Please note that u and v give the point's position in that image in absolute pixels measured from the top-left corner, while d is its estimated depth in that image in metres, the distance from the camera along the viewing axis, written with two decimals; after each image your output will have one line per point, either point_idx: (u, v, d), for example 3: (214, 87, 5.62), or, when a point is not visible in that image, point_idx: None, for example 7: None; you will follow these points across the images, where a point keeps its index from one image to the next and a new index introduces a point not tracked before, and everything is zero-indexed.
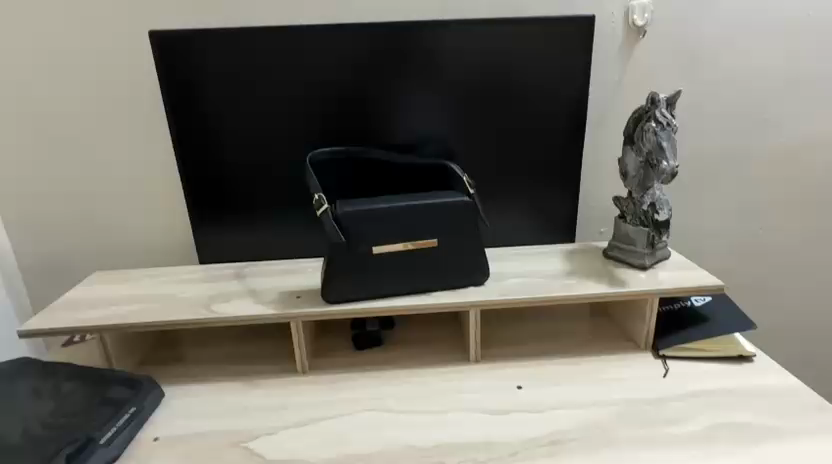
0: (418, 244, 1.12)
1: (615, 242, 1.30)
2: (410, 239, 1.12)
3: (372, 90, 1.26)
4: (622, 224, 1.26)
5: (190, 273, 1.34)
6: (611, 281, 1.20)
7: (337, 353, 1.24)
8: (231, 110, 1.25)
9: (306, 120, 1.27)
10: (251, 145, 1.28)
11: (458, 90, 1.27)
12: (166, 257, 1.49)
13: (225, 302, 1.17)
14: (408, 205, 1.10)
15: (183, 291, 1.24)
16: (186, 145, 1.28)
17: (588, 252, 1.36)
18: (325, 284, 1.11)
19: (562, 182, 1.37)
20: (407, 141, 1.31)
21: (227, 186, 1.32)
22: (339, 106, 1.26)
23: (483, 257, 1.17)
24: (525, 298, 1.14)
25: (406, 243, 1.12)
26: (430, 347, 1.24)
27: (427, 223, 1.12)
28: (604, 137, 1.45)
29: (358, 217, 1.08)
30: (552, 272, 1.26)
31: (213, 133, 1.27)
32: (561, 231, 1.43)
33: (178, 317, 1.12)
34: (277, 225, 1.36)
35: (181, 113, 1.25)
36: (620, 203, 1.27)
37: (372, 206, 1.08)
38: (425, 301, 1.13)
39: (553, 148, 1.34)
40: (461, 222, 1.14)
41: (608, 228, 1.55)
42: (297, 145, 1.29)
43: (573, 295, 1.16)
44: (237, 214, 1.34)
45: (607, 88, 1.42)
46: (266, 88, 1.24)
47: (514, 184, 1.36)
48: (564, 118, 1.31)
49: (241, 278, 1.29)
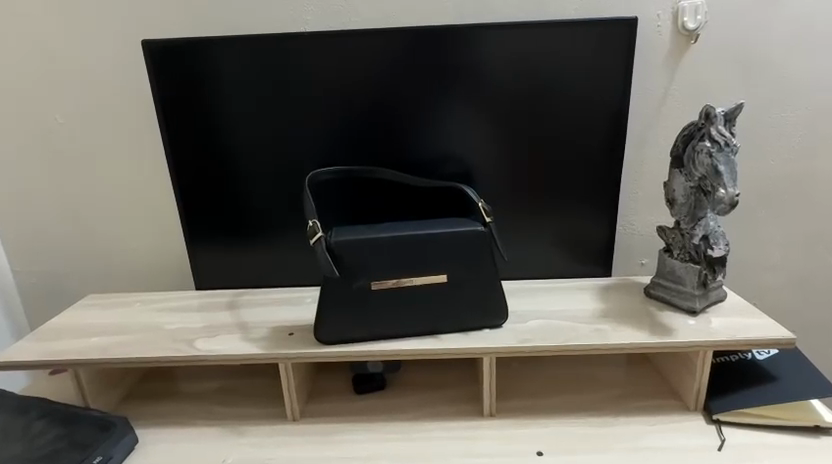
0: (424, 279, 0.98)
1: (658, 280, 1.11)
2: (415, 274, 0.97)
3: (381, 105, 1.13)
4: (668, 259, 1.08)
5: (182, 300, 1.24)
6: (655, 328, 1.01)
7: (334, 397, 1.10)
8: (228, 126, 1.15)
9: (309, 138, 1.15)
10: (250, 165, 1.18)
11: (477, 104, 1.13)
12: (164, 279, 1.41)
13: (211, 338, 1.05)
14: (413, 235, 0.95)
15: (170, 321, 1.13)
16: (181, 164, 1.18)
17: (625, 290, 1.18)
18: (318, 322, 0.98)
19: (597, 207, 1.20)
20: (419, 160, 1.17)
21: (223, 206, 1.21)
22: (345, 122, 1.14)
23: (500, 296, 1.01)
24: (549, 346, 0.97)
25: (411, 278, 0.97)
26: (439, 396, 1.09)
27: (435, 256, 0.97)
28: (647, 156, 1.27)
29: (355, 247, 0.94)
30: (582, 314, 1.08)
31: (209, 151, 1.17)
32: (596, 263, 1.25)
33: (157, 354, 1.01)
34: (278, 249, 1.25)
35: (176, 130, 1.16)
36: (664, 235, 1.09)
37: (371, 235, 0.95)
38: (432, 346, 0.98)
39: (585, 170, 1.18)
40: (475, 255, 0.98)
41: (650, 260, 1.35)
42: (299, 165, 1.17)
43: (607, 344, 0.98)
44: (235, 236, 1.24)
45: (652, 100, 1.23)
46: (265, 103, 1.13)
47: (540, 211, 1.20)
48: (600, 137, 1.15)
49: (234, 309, 1.17)
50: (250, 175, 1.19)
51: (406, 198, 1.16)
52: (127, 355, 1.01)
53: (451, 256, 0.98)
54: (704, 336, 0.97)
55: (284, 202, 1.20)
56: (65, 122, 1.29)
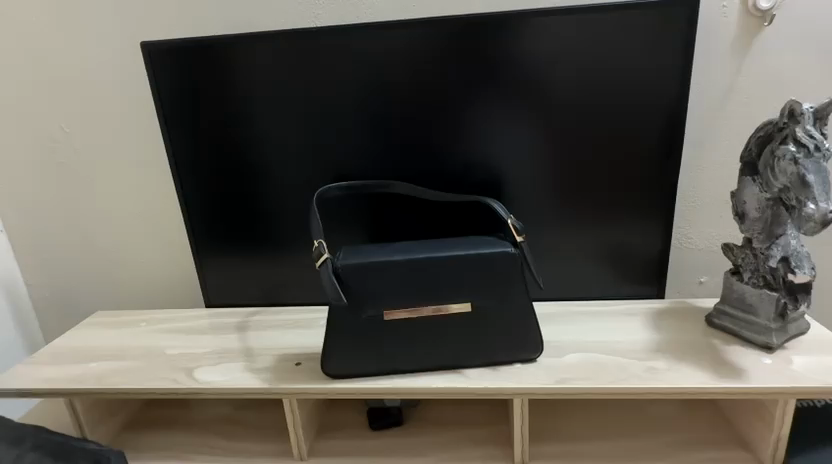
0: (445, 309, 0.85)
1: (723, 307, 0.94)
2: (434, 303, 0.85)
3: (399, 110, 1.01)
4: (736, 283, 0.92)
5: (188, 320, 1.16)
6: (721, 367, 0.85)
7: (346, 434, 0.99)
8: (235, 138, 1.05)
9: (321, 150, 1.04)
10: (259, 180, 1.07)
11: (508, 109, 0.99)
12: (173, 296, 1.33)
13: (211, 367, 0.96)
14: (432, 259, 0.83)
15: (172, 346, 1.05)
16: (188, 181, 1.09)
17: (681, 316, 1.01)
18: (324, 355, 0.87)
19: (647, 220, 1.04)
20: (442, 168, 1.04)
21: (229, 220, 1.11)
22: (360, 130, 1.03)
23: (534, 327, 0.88)
24: (591, 388, 0.83)
25: (429, 307, 0.85)
26: (463, 436, 0.96)
27: (457, 283, 0.84)
28: (707, 158, 1.10)
29: (365, 274, 0.83)
30: (631, 345, 0.92)
31: (216, 166, 1.08)
32: (645, 283, 1.09)
33: (152, 385, 0.93)
34: (287, 267, 1.14)
35: (181, 144, 1.07)
36: (731, 253, 0.93)
37: (383, 259, 0.83)
38: (453, 384, 0.86)
39: (635, 180, 1.02)
40: (504, 281, 0.85)
41: (711, 278, 1.17)
42: (310, 177, 1.06)
43: (662, 388, 0.82)
44: (242, 254, 1.14)
45: (715, 95, 1.06)
46: (273, 113, 1.03)
47: (581, 226, 1.06)
48: (653, 140, 0.99)
49: (240, 332, 1.08)
50: (259, 192, 1.08)
51: (426, 212, 1.04)
52: (121, 386, 0.93)
53: (476, 281, 0.84)
54: (785, 381, 0.79)
55: (296, 218, 1.10)
56: (71, 132, 1.23)
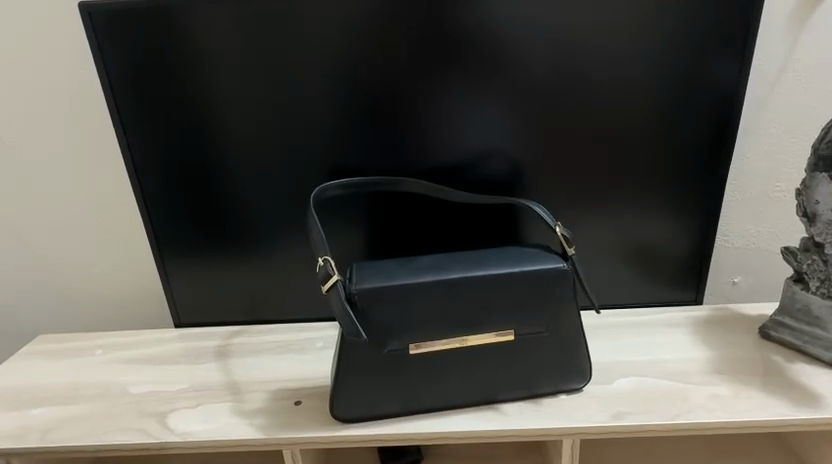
0: (482, 339, 0.71)
1: (782, 317, 0.84)
2: (471, 332, 0.71)
3: (415, 94, 0.82)
4: (799, 293, 0.81)
5: (152, 344, 0.95)
6: (791, 392, 0.75)
7: None
8: (208, 129, 0.84)
9: (318, 143, 0.85)
10: (240, 180, 0.87)
11: (547, 92, 0.82)
12: (133, 311, 1.12)
13: (189, 411, 0.79)
14: (469, 278, 0.69)
15: (136, 382, 0.86)
16: (149, 182, 0.88)
17: (730, 327, 0.90)
18: (333, 394, 0.72)
19: (694, 217, 0.90)
20: (460, 160, 0.87)
21: (199, 225, 0.90)
22: (367, 118, 0.83)
23: (583, 354, 0.75)
24: (652, 425, 0.71)
25: (464, 338, 0.71)
26: None
27: (499, 308, 0.70)
28: (753, 149, 0.98)
29: (388, 298, 0.68)
30: (686, 367, 0.81)
31: (185, 164, 0.86)
32: (686, 287, 0.95)
33: (116, 439, 0.75)
34: (269, 279, 0.94)
35: (138, 136, 0.85)
36: (791, 259, 0.82)
37: (411, 280, 0.68)
38: (490, 425, 0.72)
39: (685, 173, 0.87)
40: (553, 301, 0.71)
41: (744, 278, 1.07)
42: (299, 173, 0.87)
43: (735, 422, 0.71)
44: (214, 265, 0.93)
45: (767, 78, 0.94)
46: (257, 96, 0.82)
47: (620, 225, 0.91)
48: (707, 127, 0.85)
49: (220, 360, 0.90)
50: (240, 193, 0.88)
51: (444, 216, 0.88)
52: (74, 442, 0.75)
53: (521, 304, 0.71)
54: None
55: (286, 225, 0.90)
56: None
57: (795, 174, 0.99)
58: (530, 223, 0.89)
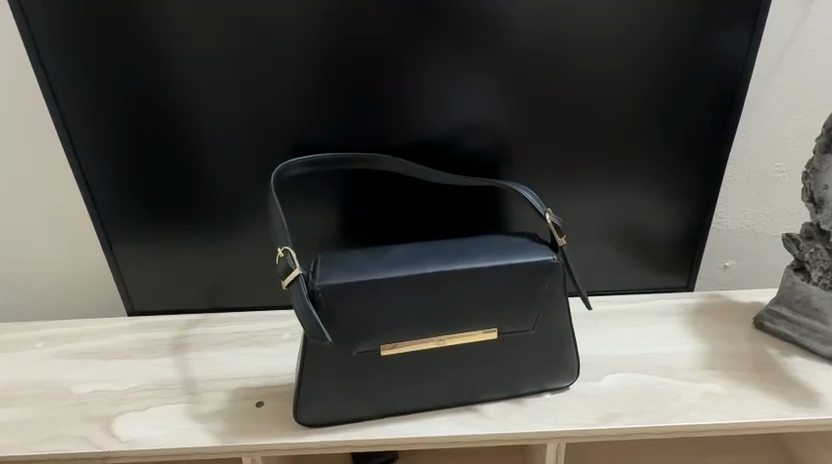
0: (462, 338, 0.65)
1: (779, 308, 0.79)
2: (450, 331, 0.64)
3: (391, 59, 0.72)
4: (800, 283, 0.76)
5: (97, 336, 0.86)
6: (785, 390, 0.71)
7: None
8: (153, 96, 0.73)
9: (280, 114, 0.75)
10: (192, 155, 0.77)
11: (539, 59, 0.73)
12: (79, 295, 1.02)
13: (138, 415, 0.71)
14: (448, 271, 0.62)
15: (80, 380, 0.78)
16: (87, 156, 0.77)
17: (723, 316, 0.85)
18: (297, 397, 0.65)
19: (691, 201, 0.83)
20: (439, 136, 0.78)
21: (147, 205, 0.80)
22: (335, 87, 0.73)
23: (570, 351, 0.69)
24: (641, 428, 0.66)
25: (442, 337, 0.64)
26: None
27: (481, 305, 0.63)
28: (755, 125, 0.91)
29: (357, 294, 0.61)
30: (678, 362, 0.76)
31: (128, 136, 0.76)
32: (678, 273, 0.89)
33: (55, 448, 0.68)
34: (228, 265, 0.85)
35: (71, 103, 0.74)
36: (793, 247, 0.76)
37: (381, 274, 0.61)
38: (469, 429, 0.66)
39: (684, 152, 0.80)
40: (541, 295, 0.65)
41: (736, 262, 1.02)
42: (258, 147, 0.77)
43: (727, 423, 0.67)
44: (164, 249, 0.84)
45: (775, 47, 0.87)
46: (207, 58, 0.72)
47: (612, 208, 0.83)
48: (710, 101, 0.77)
49: (173, 354, 0.82)
50: (193, 170, 0.78)
51: (422, 198, 0.80)
52: (8, 452, 0.68)
53: (506, 299, 0.64)
54: None
55: (246, 206, 0.81)
56: None
57: (797, 154, 0.93)
58: (516, 205, 0.81)
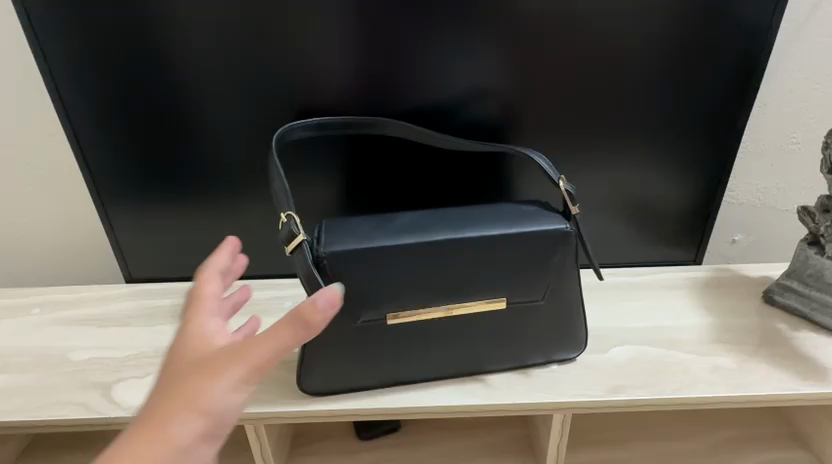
0: (469, 307, 0.63)
1: (789, 282, 0.78)
2: (457, 300, 0.62)
3: (398, 17, 0.68)
4: (813, 256, 0.75)
5: (93, 303, 0.84)
6: (793, 364, 0.70)
7: (328, 446, 0.79)
8: (146, 54, 0.70)
9: (281, 75, 0.71)
10: (189, 118, 0.74)
11: (555, 19, 0.69)
12: (75, 262, 1.00)
13: (137, 383, 0.70)
14: (457, 240, 0.60)
15: (77, 347, 0.77)
16: (79, 118, 0.74)
17: (732, 290, 0.83)
18: (301, 365, 0.64)
19: (705, 172, 0.81)
20: (447, 101, 0.74)
21: (142, 168, 0.77)
22: (339, 46, 0.70)
23: (580, 322, 0.68)
24: (648, 401, 0.66)
25: (449, 306, 0.62)
26: (475, 443, 0.79)
27: (490, 274, 0.62)
28: (773, 95, 0.88)
29: (362, 263, 0.59)
30: (686, 335, 0.75)
31: (122, 96, 0.72)
32: (689, 247, 0.87)
33: (53, 415, 0.67)
34: (227, 232, 0.82)
35: (60, 61, 0.70)
36: (809, 220, 0.74)
37: (389, 241, 0.59)
38: (474, 400, 0.65)
39: (701, 121, 0.77)
40: (551, 264, 0.63)
41: (745, 236, 1.00)
42: (258, 109, 0.73)
43: (733, 397, 0.66)
44: (161, 215, 0.81)
45: (800, 11, 0.83)
46: (202, 12, 0.67)
47: (624, 178, 0.81)
48: (732, 67, 0.74)
49: (172, 322, 0.80)
50: (189, 132, 0.74)
51: (429, 165, 0.77)
52: (6, 418, 0.67)
53: (516, 268, 0.62)
54: None
55: (244, 172, 0.78)
56: None
57: (814, 126, 0.91)
58: (525, 174, 0.79)
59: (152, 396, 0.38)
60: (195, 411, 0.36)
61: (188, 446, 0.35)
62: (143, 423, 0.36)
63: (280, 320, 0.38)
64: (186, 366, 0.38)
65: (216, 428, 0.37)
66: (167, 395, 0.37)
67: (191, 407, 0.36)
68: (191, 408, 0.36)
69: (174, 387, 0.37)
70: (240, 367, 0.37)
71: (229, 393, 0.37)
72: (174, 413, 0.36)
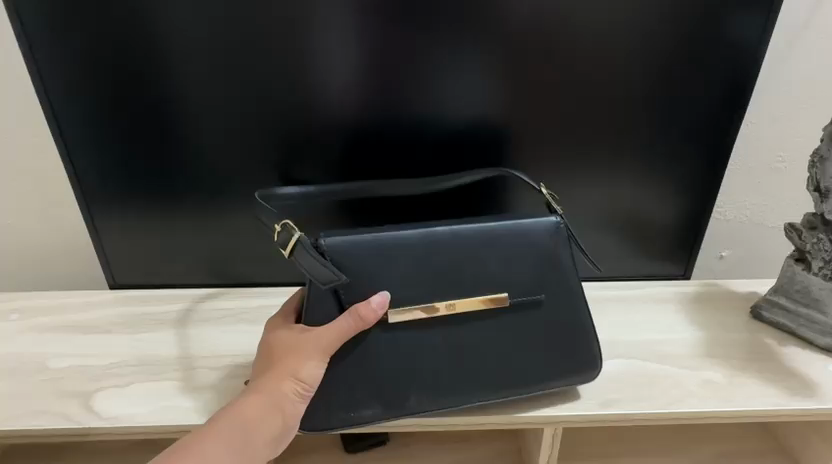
0: (470, 305, 0.62)
1: (778, 298, 0.78)
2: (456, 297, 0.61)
3: (396, 27, 0.68)
4: (800, 273, 0.75)
5: (75, 309, 0.82)
6: (782, 379, 0.71)
7: (315, 458, 0.78)
8: (138, 57, 0.69)
9: (273, 79, 0.70)
10: (180, 122, 0.73)
11: (552, 33, 0.70)
12: (56, 267, 0.98)
13: (119, 393, 0.68)
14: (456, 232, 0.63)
15: (57, 355, 0.74)
16: (67, 121, 0.72)
17: (721, 305, 0.84)
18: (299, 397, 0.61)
19: (695, 188, 0.82)
20: (442, 111, 0.74)
21: (130, 172, 0.76)
22: (336, 51, 0.69)
23: (584, 343, 0.66)
24: (639, 415, 0.65)
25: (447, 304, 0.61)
26: (464, 457, 0.78)
27: (488, 272, 0.63)
28: (760, 115, 0.90)
29: (354, 255, 0.61)
30: (677, 350, 0.75)
31: (111, 99, 0.71)
32: (677, 261, 0.88)
33: (29, 425, 0.64)
34: (215, 239, 0.81)
35: (50, 61, 0.69)
36: (796, 237, 0.75)
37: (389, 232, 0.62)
38: (467, 413, 0.64)
39: (692, 138, 0.78)
40: (546, 262, 0.64)
41: (733, 252, 1.01)
42: (250, 116, 0.72)
43: (724, 411, 0.67)
44: (147, 220, 0.79)
45: (787, 34, 0.86)
46: (198, 17, 0.67)
47: (615, 192, 0.81)
48: (722, 86, 0.75)
49: (157, 329, 0.78)
50: (179, 137, 0.73)
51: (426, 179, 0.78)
52: None
53: (511, 265, 0.63)
54: None
55: (235, 179, 0.76)
56: None
57: (800, 145, 0.93)
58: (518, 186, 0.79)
59: (260, 371, 0.59)
60: (294, 378, 0.58)
61: (293, 398, 0.57)
62: (263, 381, 0.57)
63: (341, 316, 0.59)
64: (281, 348, 0.60)
65: (307, 392, 0.58)
66: (277, 364, 0.59)
67: (294, 375, 0.58)
68: (293, 377, 0.58)
69: (276, 360, 0.59)
70: (319, 350, 0.58)
71: (314, 369, 0.58)
72: (282, 378, 0.57)
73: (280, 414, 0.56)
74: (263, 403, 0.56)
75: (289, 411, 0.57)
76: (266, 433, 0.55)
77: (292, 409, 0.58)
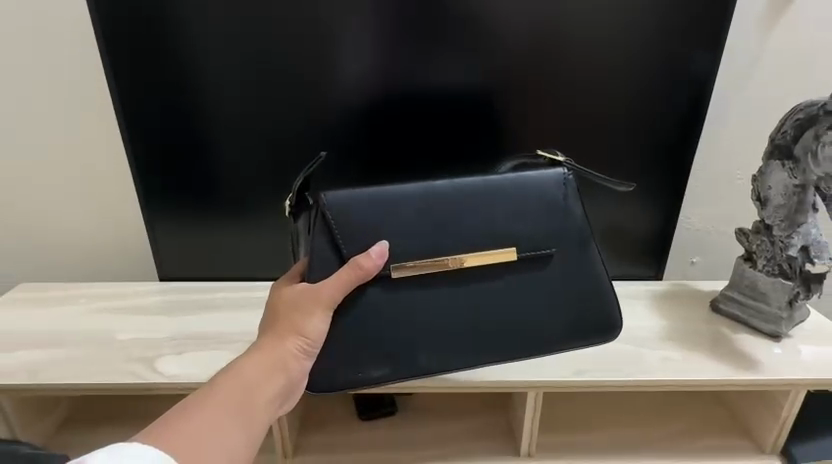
0: (479, 259, 0.72)
1: (732, 292, 0.91)
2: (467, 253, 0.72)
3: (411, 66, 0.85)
4: (748, 271, 0.89)
5: (135, 295, 0.97)
6: (732, 358, 0.84)
7: (334, 426, 0.91)
8: (202, 87, 0.84)
9: (310, 106, 0.86)
10: (231, 140, 0.88)
11: (538, 71, 0.86)
12: (115, 263, 1.14)
13: (176, 358, 0.82)
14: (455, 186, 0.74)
15: (122, 329, 0.89)
16: (139, 138, 0.88)
17: (686, 301, 0.97)
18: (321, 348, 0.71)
19: (662, 200, 0.96)
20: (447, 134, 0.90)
21: (187, 181, 0.91)
22: (362, 87, 0.85)
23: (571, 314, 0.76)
24: (608, 383, 0.78)
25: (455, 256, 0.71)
26: (462, 427, 0.91)
27: (490, 231, 0.73)
28: (719, 140, 1.06)
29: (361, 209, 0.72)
30: (644, 334, 0.89)
31: (177, 120, 0.87)
32: (649, 264, 1.01)
33: (104, 380, 0.79)
34: (254, 237, 0.96)
35: (130, 89, 0.84)
36: (745, 240, 0.90)
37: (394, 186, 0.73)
38: (463, 377, 0.78)
39: (657, 158, 0.93)
40: (541, 224, 0.75)
41: (702, 258, 1.15)
42: (289, 136, 0.88)
43: (680, 381, 0.79)
44: (198, 221, 0.94)
45: (736, 73, 1.02)
46: (253, 56, 0.83)
47: (592, 201, 0.96)
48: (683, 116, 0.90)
49: (205, 311, 0.93)
50: (230, 153, 0.89)
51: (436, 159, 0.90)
52: (65, 382, 0.78)
53: (509, 221, 0.73)
54: (799, 372, 0.80)
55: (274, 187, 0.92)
56: None
57: (754, 165, 1.08)
58: None
59: (263, 331, 0.66)
60: (298, 335, 0.66)
61: (297, 354, 0.65)
62: (269, 340, 0.64)
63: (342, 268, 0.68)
64: (285, 309, 0.67)
65: (309, 348, 0.67)
66: (281, 324, 0.66)
67: (300, 333, 0.66)
68: (299, 334, 0.66)
69: (279, 321, 0.66)
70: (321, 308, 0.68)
71: (317, 327, 0.67)
72: (288, 336, 0.65)
73: (284, 369, 0.64)
74: (270, 360, 0.63)
75: (291, 366, 0.65)
76: (271, 388, 0.62)
77: (295, 365, 0.65)
